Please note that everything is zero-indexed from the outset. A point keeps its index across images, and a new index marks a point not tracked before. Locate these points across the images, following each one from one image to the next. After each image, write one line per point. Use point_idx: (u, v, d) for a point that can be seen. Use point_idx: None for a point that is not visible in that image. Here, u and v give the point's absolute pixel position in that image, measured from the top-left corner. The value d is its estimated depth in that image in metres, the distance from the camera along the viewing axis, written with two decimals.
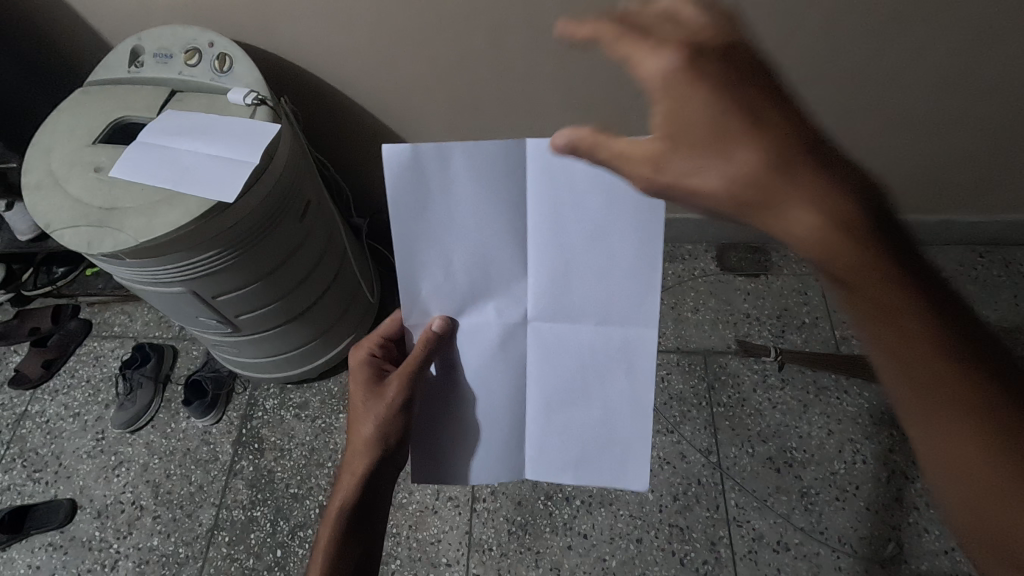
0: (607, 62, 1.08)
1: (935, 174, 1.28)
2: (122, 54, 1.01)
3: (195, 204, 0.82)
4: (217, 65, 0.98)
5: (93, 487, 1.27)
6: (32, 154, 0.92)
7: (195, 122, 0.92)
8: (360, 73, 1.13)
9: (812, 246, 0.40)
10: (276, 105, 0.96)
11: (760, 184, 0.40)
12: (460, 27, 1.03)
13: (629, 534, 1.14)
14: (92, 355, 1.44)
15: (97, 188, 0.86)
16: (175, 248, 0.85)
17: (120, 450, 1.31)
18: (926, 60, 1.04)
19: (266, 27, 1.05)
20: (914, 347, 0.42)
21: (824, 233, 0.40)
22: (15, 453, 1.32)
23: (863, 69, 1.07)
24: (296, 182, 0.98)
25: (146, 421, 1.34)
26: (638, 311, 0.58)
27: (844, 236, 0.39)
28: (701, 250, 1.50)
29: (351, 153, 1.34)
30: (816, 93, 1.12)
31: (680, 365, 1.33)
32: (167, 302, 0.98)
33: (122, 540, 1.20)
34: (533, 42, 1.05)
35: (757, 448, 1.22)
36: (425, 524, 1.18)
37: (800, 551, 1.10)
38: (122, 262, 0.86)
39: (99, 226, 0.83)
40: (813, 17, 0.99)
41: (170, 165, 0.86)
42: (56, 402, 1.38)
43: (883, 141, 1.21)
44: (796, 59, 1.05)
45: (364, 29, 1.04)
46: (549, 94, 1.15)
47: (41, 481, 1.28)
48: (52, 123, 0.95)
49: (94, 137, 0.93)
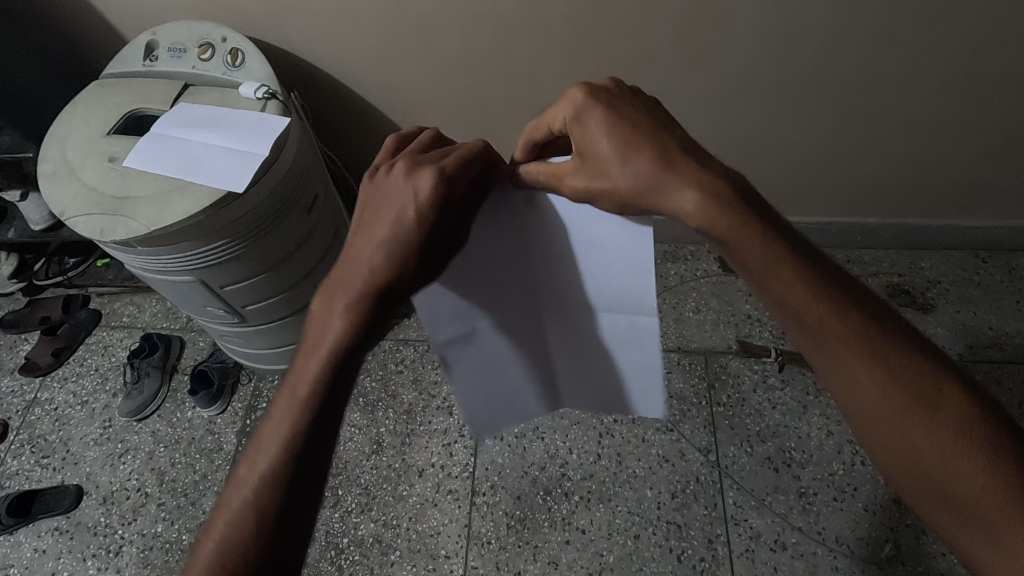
0: (612, 62, 1.09)
1: (938, 178, 1.28)
2: (137, 48, 1.04)
3: (206, 193, 0.84)
4: (229, 59, 1.00)
5: (100, 474, 1.29)
6: (49, 143, 0.94)
7: (207, 115, 0.94)
8: (370, 71, 1.15)
9: (695, 217, 0.47)
10: (286, 100, 0.97)
11: (647, 187, 0.49)
12: (467, 26, 1.04)
13: (626, 530, 1.15)
14: (101, 345, 1.47)
15: (111, 177, 0.89)
16: (185, 237, 0.87)
17: (126, 437, 1.33)
18: (929, 64, 1.05)
19: (278, 23, 1.07)
20: (796, 295, 0.48)
21: (714, 213, 0.47)
22: (24, 439, 1.34)
23: (867, 72, 1.07)
24: (305, 176, 1.00)
25: (152, 410, 1.36)
26: (636, 303, 0.54)
27: (723, 210, 0.47)
28: (704, 251, 1.51)
29: (359, 149, 1.36)
30: (819, 95, 1.13)
31: (681, 364, 1.34)
32: (175, 291, 1.00)
33: (126, 526, 1.22)
34: (539, 41, 1.06)
35: (756, 448, 1.22)
36: (425, 516, 1.19)
37: (798, 550, 1.11)
38: (133, 249, 0.88)
39: (111, 214, 0.85)
40: (817, 21, 1.00)
41: (182, 157, 0.88)
42: (65, 390, 1.41)
43: (886, 144, 1.22)
44: (800, 61, 1.06)
45: (373, 26, 1.06)
46: (554, 93, 1.16)
47: (48, 467, 1.30)
48: (68, 114, 0.97)
49: (108, 128, 0.95)
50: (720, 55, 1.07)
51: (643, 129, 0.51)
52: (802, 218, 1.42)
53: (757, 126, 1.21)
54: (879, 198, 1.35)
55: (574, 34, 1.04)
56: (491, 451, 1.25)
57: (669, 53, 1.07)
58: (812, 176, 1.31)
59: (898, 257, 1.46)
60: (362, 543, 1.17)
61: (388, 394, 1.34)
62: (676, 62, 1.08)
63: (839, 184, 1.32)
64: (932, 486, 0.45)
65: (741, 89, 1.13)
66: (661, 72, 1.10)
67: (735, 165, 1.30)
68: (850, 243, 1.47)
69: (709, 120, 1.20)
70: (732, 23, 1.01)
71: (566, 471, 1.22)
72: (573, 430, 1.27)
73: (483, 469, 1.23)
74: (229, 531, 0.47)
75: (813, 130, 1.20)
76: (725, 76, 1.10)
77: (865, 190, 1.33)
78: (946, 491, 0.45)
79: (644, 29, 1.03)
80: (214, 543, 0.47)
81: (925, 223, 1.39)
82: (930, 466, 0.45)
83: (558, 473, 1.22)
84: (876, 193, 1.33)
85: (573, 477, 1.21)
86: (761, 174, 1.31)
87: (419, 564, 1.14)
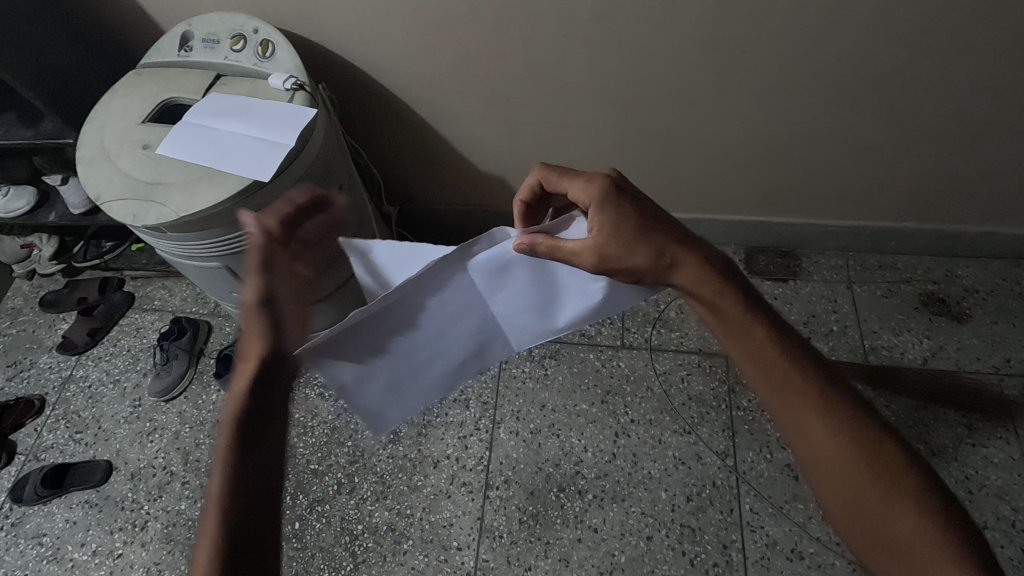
0: (639, 58, 1.08)
1: (978, 183, 1.23)
2: (173, 39, 1.07)
3: (234, 181, 0.87)
4: (260, 51, 1.02)
5: (129, 450, 1.33)
6: (87, 129, 0.98)
7: (237, 105, 0.96)
8: (397, 64, 1.15)
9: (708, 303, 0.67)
10: (314, 91, 0.99)
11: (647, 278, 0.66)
12: (493, 20, 1.05)
13: (639, 531, 1.14)
14: (133, 326, 1.52)
15: (145, 163, 0.91)
16: (214, 223, 0.89)
17: (154, 417, 1.38)
18: (972, 63, 1.01)
19: (308, 14, 1.08)
20: (752, 334, 0.65)
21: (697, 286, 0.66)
22: (59, 414, 1.40)
23: (906, 69, 1.03)
24: (330, 166, 1.01)
25: (180, 391, 1.40)
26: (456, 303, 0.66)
27: (705, 282, 0.66)
28: (729, 252, 1.48)
29: (384, 142, 1.37)
30: (855, 94, 1.09)
31: (701, 366, 1.32)
32: (202, 276, 1.02)
33: (152, 502, 1.26)
34: (565, 35, 1.06)
35: (775, 454, 1.20)
36: (438, 507, 1.20)
37: (814, 560, 1.08)
38: (164, 235, 0.91)
39: (144, 199, 0.88)
40: (851, 18, 0.97)
41: (212, 145, 0.91)
42: (98, 368, 1.46)
43: (921, 148, 1.18)
44: (836, 57, 1.03)
45: (401, 20, 1.07)
46: (579, 88, 1.15)
47: (81, 442, 1.35)
48: (106, 101, 1.00)
49: (143, 116, 0.98)
50: (750, 52, 1.04)
51: (605, 215, 0.64)
52: (833, 221, 1.38)
53: (787, 126, 1.18)
54: (914, 202, 1.30)
55: (601, 29, 1.04)
56: (505, 446, 1.26)
57: (698, 50, 1.05)
58: (843, 178, 1.27)
59: (933, 264, 1.40)
60: (376, 530, 1.19)
61: None
62: (705, 59, 1.06)
63: (873, 187, 1.28)
64: (867, 519, 0.57)
65: (771, 87, 1.10)
66: (689, 68, 1.09)
67: (762, 165, 1.27)
68: (883, 248, 1.43)
69: (737, 119, 1.17)
70: (763, 21, 0.99)
71: (580, 470, 1.22)
72: (588, 428, 1.26)
73: (497, 463, 1.24)
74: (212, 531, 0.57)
75: (846, 131, 1.17)
76: (757, 71, 1.07)
77: (901, 194, 1.29)
78: (865, 545, 0.58)
79: (673, 23, 1.01)
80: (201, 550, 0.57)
81: (964, 230, 1.34)
82: (869, 511, 0.57)
83: (573, 471, 1.22)
84: (912, 196, 1.29)
85: (587, 475, 1.21)
86: (792, 174, 1.28)
87: (431, 554, 1.15)
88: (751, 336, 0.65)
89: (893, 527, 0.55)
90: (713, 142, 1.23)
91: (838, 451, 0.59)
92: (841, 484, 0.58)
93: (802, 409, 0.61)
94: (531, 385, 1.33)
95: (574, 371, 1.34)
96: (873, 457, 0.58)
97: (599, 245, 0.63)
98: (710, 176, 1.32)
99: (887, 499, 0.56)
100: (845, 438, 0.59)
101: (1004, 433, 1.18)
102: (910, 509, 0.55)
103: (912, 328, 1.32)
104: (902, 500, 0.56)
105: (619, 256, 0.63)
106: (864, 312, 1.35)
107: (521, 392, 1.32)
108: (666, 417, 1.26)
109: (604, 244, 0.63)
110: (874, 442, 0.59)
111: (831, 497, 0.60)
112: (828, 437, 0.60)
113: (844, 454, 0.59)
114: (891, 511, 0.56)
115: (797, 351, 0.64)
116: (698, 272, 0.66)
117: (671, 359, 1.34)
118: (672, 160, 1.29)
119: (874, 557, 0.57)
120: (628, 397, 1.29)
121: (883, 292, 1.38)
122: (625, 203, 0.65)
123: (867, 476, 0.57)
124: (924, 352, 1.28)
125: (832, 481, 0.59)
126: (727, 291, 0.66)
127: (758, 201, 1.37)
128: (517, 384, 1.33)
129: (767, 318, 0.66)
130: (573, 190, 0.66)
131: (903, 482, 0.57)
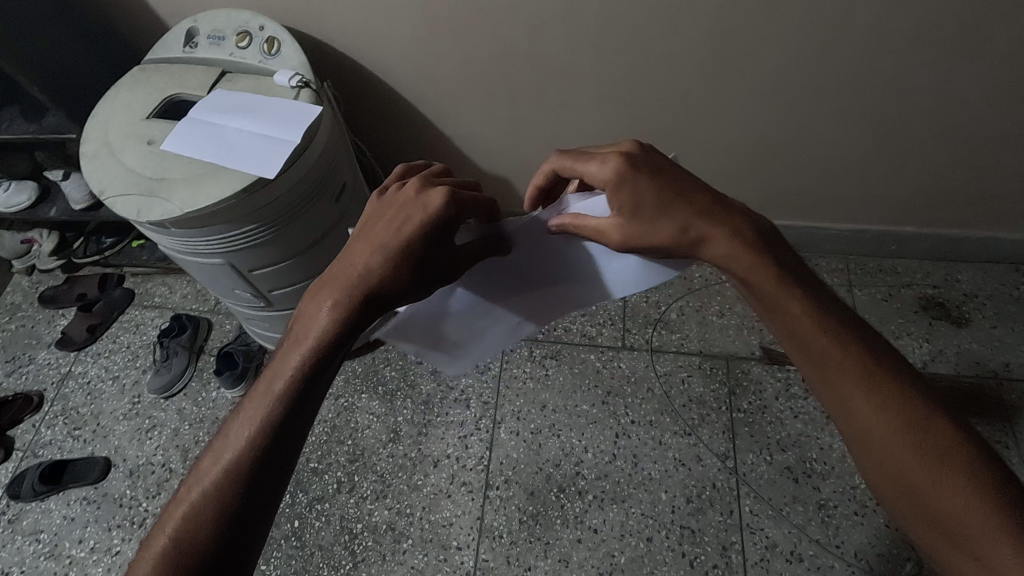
0: (645, 59, 1.08)
1: (979, 188, 1.24)
2: (178, 35, 1.06)
3: (239, 178, 0.87)
4: (266, 48, 1.02)
5: (128, 447, 1.33)
6: (91, 124, 0.97)
7: (242, 102, 0.96)
8: (402, 63, 1.15)
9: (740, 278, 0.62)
10: (319, 88, 0.99)
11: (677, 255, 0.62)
12: (499, 21, 1.05)
13: (640, 532, 1.14)
14: (133, 323, 1.51)
15: (149, 159, 0.91)
16: (218, 219, 0.89)
17: (154, 414, 1.37)
18: (976, 69, 1.01)
19: (313, 12, 1.08)
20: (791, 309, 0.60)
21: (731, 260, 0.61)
22: (58, 410, 1.40)
23: (911, 72, 1.04)
24: (335, 164, 1.01)
25: (180, 388, 1.39)
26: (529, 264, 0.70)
27: (739, 254, 0.60)
28: None
29: (387, 141, 1.37)
30: (858, 98, 1.10)
31: (702, 368, 1.33)
32: (205, 273, 1.02)
33: (151, 499, 1.26)
34: (571, 36, 1.06)
35: (775, 456, 1.20)
36: (438, 507, 1.20)
37: (814, 563, 1.08)
38: (167, 231, 0.91)
39: (148, 195, 0.88)
40: (856, 23, 0.97)
41: (217, 142, 0.91)
42: (98, 364, 1.45)
43: (923, 152, 1.18)
44: (841, 60, 1.03)
45: (407, 19, 1.07)
46: (584, 90, 1.16)
47: (79, 438, 1.35)
48: (110, 97, 1.00)
49: (148, 112, 0.98)
50: (755, 56, 1.05)
51: (627, 195, 0.60)
52: (834, 224, 1.39)
53: (790, 130, 1.18)
54: (915, 207, 1.31)
55: (607, 31, 1.04)
56: (506, 446, 1.26)
57: (703, 52, 1.05)
58: (845, 182, 1.28)
59: (933, 268, 1.41)
60: (376, 529, 1.19)
61: (407, 383, 1.36)
62: (710, 62, 1.07)
63: (875, 191, 1.29)
64: (910, 487, 0.53)
65: (775, 91, 1.11)
66: (694, 71, 1.09)
67: (765, 168, 1.27)
68: (884, 252, 1.43)
69: (740, 122, 1.18)
70: (768, 25, 0.99)
71: (581, 470, 1.22)
72: (589, 429, 1.26)
73: (497, 463, 1.24)
74: (207, 473, 0.54)
75: (849, 135, 1.17)
76: (762, 74, 1.08)
77: (902, 198, 1.29)
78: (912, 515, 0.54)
79: (679, 26, 1.02)
80: (189, 493, 0.54)
81: (964, 234, 1.35)
82: (915, 481, 0.53)
83: (573, 471, 1.22)
84: (913, 200, 1.29)
85: (587, 475, 1.21)
86: (794, 177, 1.29)
87: (431, 553, 1.15)
88: (790, 308, 0.60)
89: (940, 499, 0.51)
90: (716, 144, 1.23)
91: (883, 424, 0.55)
92: (886, 455, 0.54)
93: (846, 378, 0.57)
94: (532, 385, 1.33)
95: (575, 371, 1.34)
96: (922, 429, 0.54)
97: (625, 229, 0.60)
98: (713, 179, 1.32)
99: (933, 470, 0.52)
100: (888, 410, 0.55)
101: (1003, 437, 1.18)
102: (960, 480, 0.51)
103: (912, 332, 1.33)
104: (954, 472, 0.51)
105: (641, 235, 0.60)
106: (864, 315, 1.36)
107: (522, 392, 1.32)
108: (666, 419, 1.26)
109: (627, 223, 0.60)
110: (923, 414, 0.55)
111: (875, 468, 0.56)
112: (873, 409, 0.55)
113: (889, 427, 0.54)
114: (940, 480, 0.51)
115: (839, 321, 0.60)
116: (728, 245, 0.60)
117: (671, 360, 1.34)
118: (676, 161, 1.29)
119: (919, 525, 0.53)
120: (629, 398, 1.29)
121: (883, 296, 1.38)
122: (646, 179, 0.60)
123: (913, 447, 0.53)
124: (924, 356, 1.29)
125: (877, 453, 0.55)
126: (767, 267, 0.60)
127: (760, 204, 1.37)
128: (518, 384, 1.33)
129: (812, 293, 0.61)
130: (588, 172, 0.63)
131: (954, 454, 0.52)
